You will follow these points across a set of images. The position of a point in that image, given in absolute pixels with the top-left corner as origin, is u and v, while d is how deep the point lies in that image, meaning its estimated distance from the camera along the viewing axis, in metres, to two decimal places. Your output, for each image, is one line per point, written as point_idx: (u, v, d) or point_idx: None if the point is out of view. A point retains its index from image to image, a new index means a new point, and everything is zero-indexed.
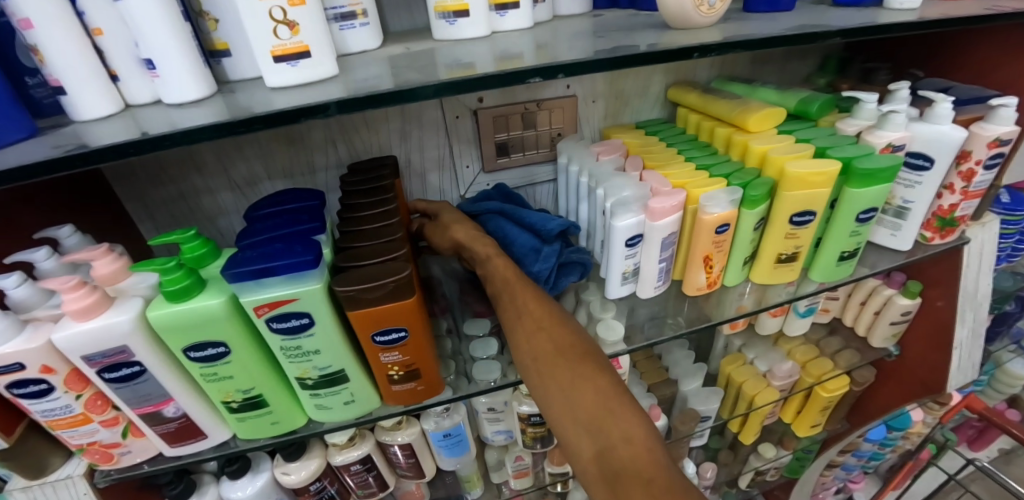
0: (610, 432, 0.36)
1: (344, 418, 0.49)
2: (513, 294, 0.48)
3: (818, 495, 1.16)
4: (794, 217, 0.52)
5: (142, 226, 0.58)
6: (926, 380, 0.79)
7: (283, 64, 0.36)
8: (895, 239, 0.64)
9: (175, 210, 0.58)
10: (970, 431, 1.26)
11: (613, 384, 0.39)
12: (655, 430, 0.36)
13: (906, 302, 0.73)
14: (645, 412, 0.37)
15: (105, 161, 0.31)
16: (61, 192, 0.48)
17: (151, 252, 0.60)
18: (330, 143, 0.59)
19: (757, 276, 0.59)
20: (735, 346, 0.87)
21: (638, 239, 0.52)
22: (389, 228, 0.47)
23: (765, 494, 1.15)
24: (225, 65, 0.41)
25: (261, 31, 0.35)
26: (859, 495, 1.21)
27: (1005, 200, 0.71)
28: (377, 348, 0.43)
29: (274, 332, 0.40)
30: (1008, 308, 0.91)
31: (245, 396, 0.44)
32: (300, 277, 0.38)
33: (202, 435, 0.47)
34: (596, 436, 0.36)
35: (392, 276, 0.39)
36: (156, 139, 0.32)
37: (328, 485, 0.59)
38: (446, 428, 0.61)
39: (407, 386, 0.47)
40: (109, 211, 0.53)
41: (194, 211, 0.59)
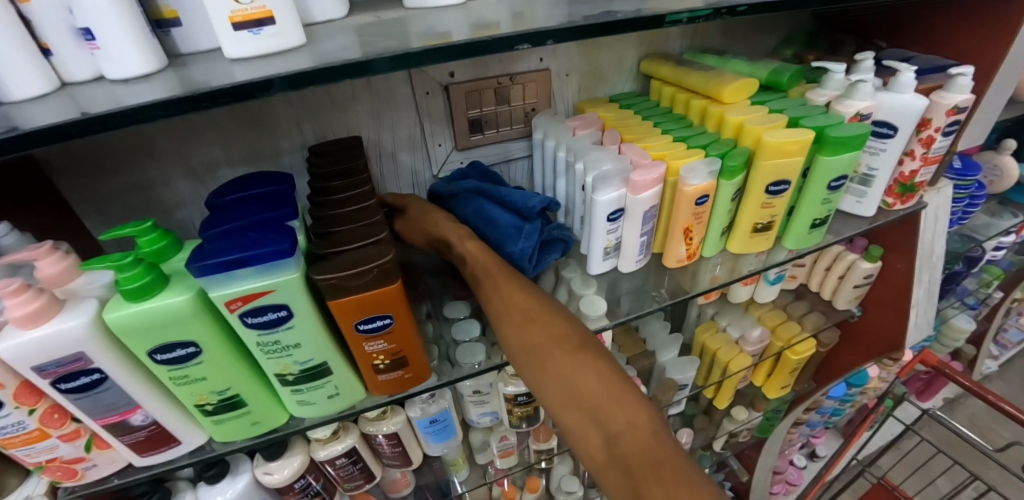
0: (615, 419, 0.37)
1: (329, 412, 0.47)
2: (501, 287, 0.46)
3: (785, 452, 1.22)
4: (769, 187, 0.52)
5: (89, 222, 0.53)
6: (888, 340, 0.84)
7: (244, 32, 0.33)
8: (860, 206, 0.67)
9: (126, 203, 0.54)
10: (917, 382, 1.34)
11: (611, 370, 0.40)
12: (656, 412, 0.37)
13: (868, 266, 0.76)
14: (645, 395, 0.38)
15: (43, 144, 0.28)
16: None
17: (102, 249, 0.55)
18: (294, 123, 0.55)
19: (734, 246, 0.60)
20: (708, 314, 0.89)
21: (619, 213, 0.51)
22: (366, 212, 0.44)
23: (737, 454, 1.20)
24: (174, 36, 0.37)
25: None
26: (820, 449, 1.28)
27: (957, 166, 0.75)
28: (361, 338, 0.41)
29: (248, 328, 0.38)
30: (957, 268, 0.97)
31: (220, 398, 0.42)
32: (274, 267, 0.36)
33: (176, 441, 0.44)
34: (601, 424, 0.37)
35: (375, 262, 0.37)
36: (100, 119, 0.28)
37: (313, 481, 0.58)
38: (433, 414, 0.60)
39: (394, 374, 0.45)
40: (49, 205, 0.48)
41: (147, 202, 0.55)
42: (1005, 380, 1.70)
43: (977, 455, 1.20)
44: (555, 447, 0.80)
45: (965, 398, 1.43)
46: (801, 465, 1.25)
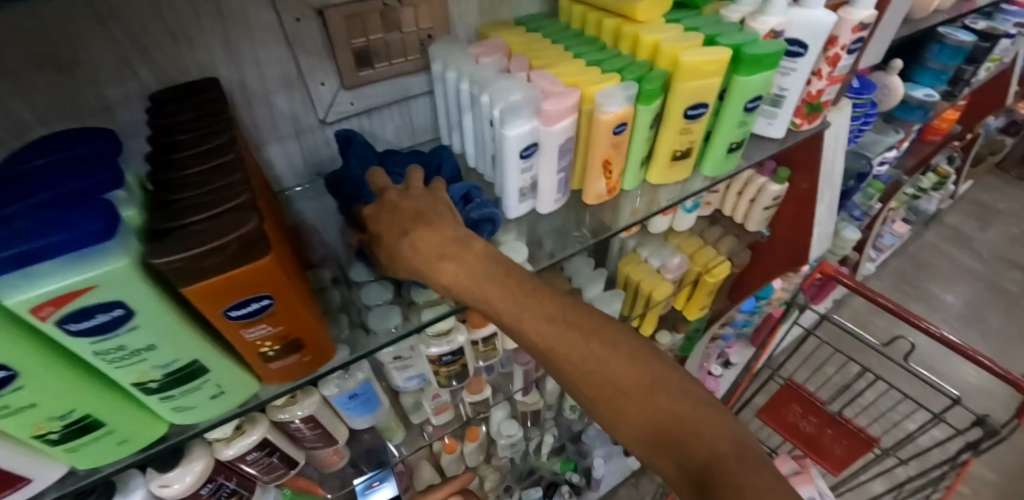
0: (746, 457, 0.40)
1: (219, 411, 0.40)
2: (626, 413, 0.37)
3: (704, 364, 1.32)
4: (688, 110, 0.49)
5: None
6: (792, 254, 0.88)
7: None
8: (770, 128, 0.66)
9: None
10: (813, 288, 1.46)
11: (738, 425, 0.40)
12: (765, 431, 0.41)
13: (776, 188, 0.78)
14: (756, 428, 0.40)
15: None
16: None
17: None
18: (121, 63, 0.42)
19: (654, 176, 0.57)
20: (630, 247, 0.84)
21: (533, 149, 0.46)
22: (221, 170, 0.35)
23: None
24: None
25: None
26: (734, 357, 1.41)
27: (855, 85, 0.78)
28: (236, 325, 0.33)
29: (75, 337, 0.29)
30: (850, 184, 1.05)
31: (65, 423, 0.33)
32: (89, 254, 0.27)
33: (24, 480, 0.35)
34: None
35: (232, 233, 0.29)
36: None
37: (225, 481, 0.52)
38: (351, 389, 0.55)
39: (288, 360, 0.39)
40: None
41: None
42: (878, 279, 1.97)
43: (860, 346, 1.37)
44: (489, 396, 0.79)
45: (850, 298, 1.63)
46: (718, 374, 1.37)
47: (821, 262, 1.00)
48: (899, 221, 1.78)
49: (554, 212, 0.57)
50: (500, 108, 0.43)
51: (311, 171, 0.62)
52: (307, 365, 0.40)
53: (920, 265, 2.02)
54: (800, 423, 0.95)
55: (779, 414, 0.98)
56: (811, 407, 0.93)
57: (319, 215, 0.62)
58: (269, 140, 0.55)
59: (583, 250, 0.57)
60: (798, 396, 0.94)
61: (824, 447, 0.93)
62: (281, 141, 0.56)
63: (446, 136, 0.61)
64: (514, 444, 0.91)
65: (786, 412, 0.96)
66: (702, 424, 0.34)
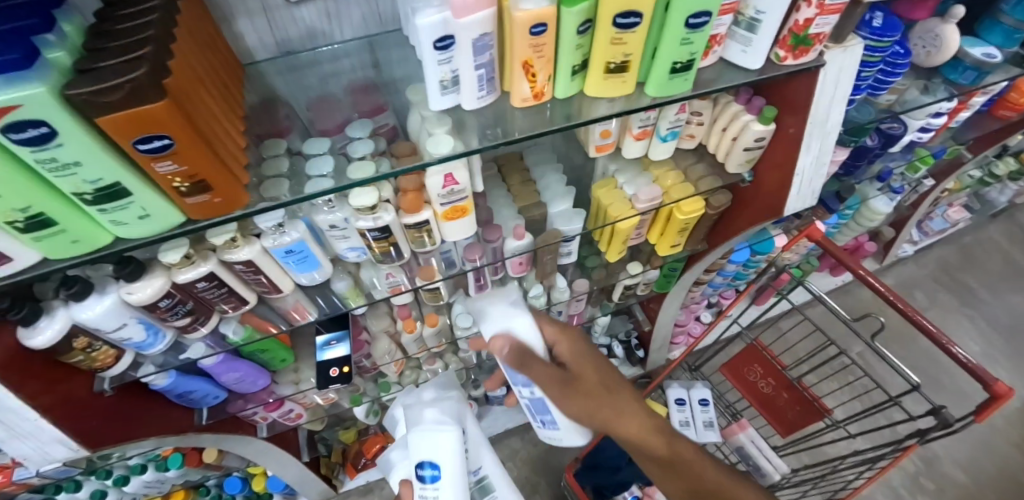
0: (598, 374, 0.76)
1: (151, 233, 0.48)
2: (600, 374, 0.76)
3: (689, 306, 1.34)
4: (619, 17, 0.47)
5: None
6: (771, 205, 0.86)
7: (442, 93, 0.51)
8: (746, 56, 0.62)
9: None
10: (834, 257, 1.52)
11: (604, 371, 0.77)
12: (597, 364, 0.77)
13: (759, 128, 0.74)
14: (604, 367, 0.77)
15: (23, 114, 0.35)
16: None
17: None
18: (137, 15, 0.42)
19: (591, 89, 0.55)
20: (610, 172, 0.88)
21: (449, 41, 0.46)
22: (142, 27, 0.41)
23: (642, 306, 1.32)
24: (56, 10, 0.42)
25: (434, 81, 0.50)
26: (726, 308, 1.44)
27: (877, 24, 0.69)
28: (146, 158, 0.40)
29: (18, 144, 0.37)
30: (870, 143, 0.97)
31: (97, 188, 0.42)
32: (18, 79, 0.35)
33: (8, 258, 0.47)
34: (598, 378, 0.75)
35: (125, 76, 0.35)
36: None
37: (181, 302, 0.62)
38: (286, 244, 0.60)
39: (201, 198, 0.46)
40: None
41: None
42: (917, 263, 1.81)
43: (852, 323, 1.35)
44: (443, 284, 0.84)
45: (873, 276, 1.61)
46: (703, 321, 1.42)
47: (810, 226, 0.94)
48: (955, 206, 1.66)
49: (484, 110, 0.56)
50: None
51: (281, 49, 0.66)
52: (217, 205, 0.46)
53: (969, 257, 1.83)
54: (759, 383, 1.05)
55: (742, 373, 1.09)
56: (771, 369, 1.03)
57: (288, 87, 0.67)
58: (237, 15, 0.59)
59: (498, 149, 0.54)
60: (761, 358, 1.05)
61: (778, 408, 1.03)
62: (249, 16, 0.60)
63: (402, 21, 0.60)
64: (471, 337, 1.02)
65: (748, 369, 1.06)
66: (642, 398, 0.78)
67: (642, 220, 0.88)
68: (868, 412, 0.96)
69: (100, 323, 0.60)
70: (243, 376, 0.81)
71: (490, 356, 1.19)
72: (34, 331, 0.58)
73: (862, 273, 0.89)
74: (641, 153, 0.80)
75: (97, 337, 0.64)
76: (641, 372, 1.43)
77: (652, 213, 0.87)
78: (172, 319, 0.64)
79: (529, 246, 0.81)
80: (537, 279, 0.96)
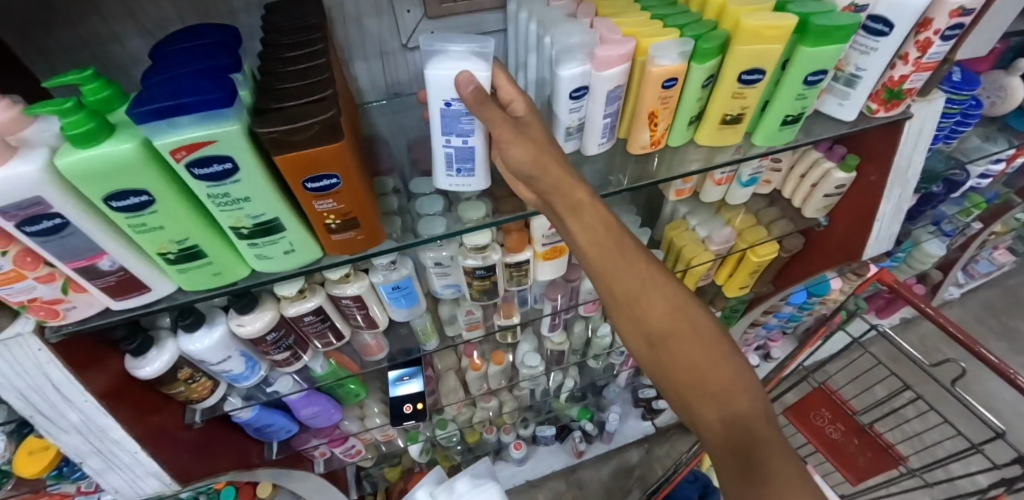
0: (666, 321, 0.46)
1: (288, 267, 0.50)
2: (656, 306, 0.46)
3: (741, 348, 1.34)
4: (743, 75, 0.51)
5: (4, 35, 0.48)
6: (846, 249, 0.87)
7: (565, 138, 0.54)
8: (841, 108, 0.65)
9: (61, 38, 0.50)
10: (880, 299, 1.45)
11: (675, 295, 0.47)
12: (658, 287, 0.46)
13: (841, 175, 0.76)
14: (669, 284, 0.47)
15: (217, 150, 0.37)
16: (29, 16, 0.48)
17: (20, 60, 0.50)
18: (306, 57, 0.44)
19: (702, 137, 0.59)
20: (680, 214, 0.89)
21: (583, 91, 0.50)
22: (315, 69, 0.43)
23: None
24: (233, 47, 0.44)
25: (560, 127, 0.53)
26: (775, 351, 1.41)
27: (956, 79, 0.71)
28: (311, 196, 0.42)
29: (197, 180, 0.39)
30: (935, 190, 0.99)
31: (255, 222, 0.43)
32: (215, 117, 0.36)
33: (144, 288, 0.48)
34: (648, 325, 0.46)
35: (317, 118, 0.37)
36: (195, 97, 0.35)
37: (284, 336, 0.64)
38: (394, 281, 0.62)
39: (346, 235, 0.47)
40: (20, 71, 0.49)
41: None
42: (962, 306, 1.78)
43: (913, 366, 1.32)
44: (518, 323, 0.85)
45: (921, 319, 1.59)
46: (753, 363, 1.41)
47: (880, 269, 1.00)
48: (1001, 249, 1.65)
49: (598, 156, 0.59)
50: (429, 47, 0.45)
51: (389, 91, 0.69)
52: (360, 241, 0.48)
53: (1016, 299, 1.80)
54: (827, 430, 1.05)
55: (806, 419, 1.07)
56: (840, 414, 1.04)
57: (391, 127, 0.69)
58: (355, 58, 0.63)
59: (621, 193, 0.59)
60: (829, 402, 1.05)
61: (849, 457, 1.01)
62: (366, 60, 0.64)
63: (513, 70, 0.64)
64: (534, 376, 1.02)
65: (815, 414, 1.06)
66: (741, 381, 0.45)
67: (714, 262, 0.90)
68: (948, 461, 0.93)
69: (208, 354, 0.61)
70: (320, 410, 0.83)
71: (543, 395, 1.18)
72: (143, 361, 0.59)
73: (930, 312, 0.92)
74: (719, 197, 0.82)
75: (198, 368, 0.65)
76: None
77: (725, 256, 0.89)
78: (273, 353, 0.65)
79: None
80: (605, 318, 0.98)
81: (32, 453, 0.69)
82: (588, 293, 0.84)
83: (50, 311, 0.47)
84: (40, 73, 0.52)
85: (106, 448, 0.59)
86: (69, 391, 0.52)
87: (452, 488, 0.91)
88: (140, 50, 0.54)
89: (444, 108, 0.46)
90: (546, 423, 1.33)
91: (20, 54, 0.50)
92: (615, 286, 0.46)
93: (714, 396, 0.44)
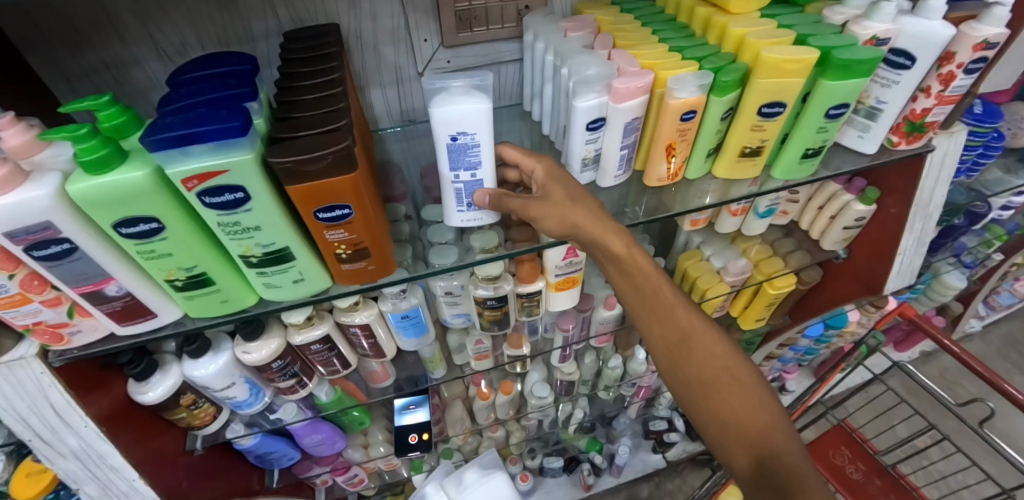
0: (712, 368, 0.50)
1: (296, 296, 0.49)
2: (702, 348, 0.50)
3: None
4: (763, 108, 0.50)
5: (29, 58, 0.49)
6: (867, 283, 0.85)
7: (581, 169, 0.53)
8: (862, 141, 0.63)
9: (84, 62, 0.50)
10: (898, 333, 1.38)
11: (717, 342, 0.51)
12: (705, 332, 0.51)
13: (861, 207, 0.74)
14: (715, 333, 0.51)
15: (230, 181, 0.36)
16: (54, 39, 0.48)
17: (42, 83, 0.50)
18: (323, 87, 0.44)
19: (720, 169, 0.58)
20: (694, 243, 0.88)
21: (600, 123, 0.49)
22: (331, 98, 0.42)
23: None
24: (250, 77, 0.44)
25: (575, 157, 0.52)
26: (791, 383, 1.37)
27: (978, 111, 0.70)
28: (322, 226, 0.41)
29: (208, 208, 0.38)
30: (956, 222, 0.96)
31: (265, 251, 0.42)
32: (228, 146, 0.35)
33: (151, 314, 0.47)
34: (690, 367, 0.50)
35: (330, 148, 0.36)
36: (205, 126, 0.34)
37: (290, 363, 0.62)
38: (404, 310, 0.61)
39: (356, 265, 0.46)
40: (39, 95, 0.49)
41: (95, 20, 0.48)
42: (984, 339, 1.73)
43: (937, 403, 1.27)
44: (528, 354, 0.83)
45: (941, 353, 1.54)
46: None
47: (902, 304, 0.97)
48: None
49: (614, 187, 0.58)
50: (430, 84, 0.45)
51: (404, 118, 0.69)
52: (371, 272, 0.47)
53: None
54: (847, 470, 1.00)
55: (825, 457, 1.03)
56: (861, 454, 1.00)
57: (405, 155, 0.69)
58: (372, 86, 0.63)
59: (637, 225, 0.58)
60: (848, 440, 1.02)
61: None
62: (383, 87, 0.64)
63: (529, 101, 0.65)
64: (543, 407, 0.99)
65: (834, 453, 1.02)
66: (777, 427, 0.48)
67: (729, 294, 0.88)
68: None
69: (211, 381, 0.59)
70: (324, 438, 0.81)
71: (551, 425, 1.15)
72: (146, 386, 0.58)
73: (952, 346, 0.88)
74: (735, 227, 0.81)
75: (201, 394, 0.64)
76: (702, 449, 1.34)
77: (741, 288, 0.87)
78: (278, 381, 0.63)
79: (620, 315, 0.81)
80: (617, 348, 0.97)
81: (29, 476, 0.67)
82: (601, 324, 0.82)
83: (53, 335, 0.46)
84: (61, 96, 0.52)
85: (103, 474, 0.57)
86: (68, 416, 0.50)
87: (460, 480, 0.97)
88: (160, 74, 0.54)
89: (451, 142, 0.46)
90: (554, 455, 1.29)
91: (41, 76, 0.50)
92: (659, 333, 0.51)
93: (754, 441, 0.48)
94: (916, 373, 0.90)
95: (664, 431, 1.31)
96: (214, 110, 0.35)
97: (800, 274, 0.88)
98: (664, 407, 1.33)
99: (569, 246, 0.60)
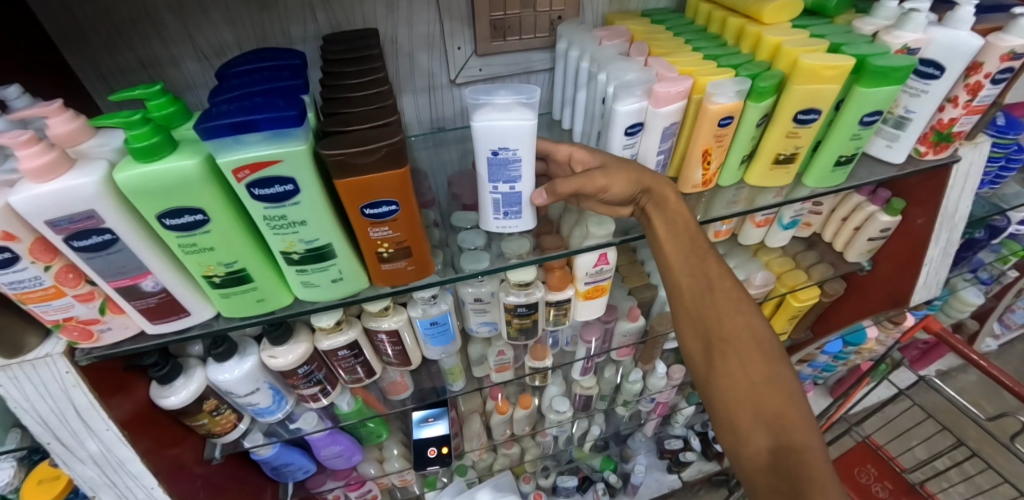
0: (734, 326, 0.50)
1: (332, 297, 0.48)
2: (725, 306, 0.51)
3: None
4: (798, 114, 0.50)
5: (66, 56, 0.49)
6: (892, 294, 0.84)
7: None
8: (890, 151, 0.64)
9: (122, 61, 0.51)
10: (916, 352, 1.36)
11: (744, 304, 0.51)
12: (736, 291, 0.51)
13: (886, 218, 0.74)
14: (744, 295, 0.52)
15: (281, 170, 0.36)
16: (93, 37, 0.49)
17: (79, 80, 0.51)
18: (372, 85, 0.44)
19: (753, 177, 0.58)
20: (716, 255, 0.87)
21: (638, 127, 0.50)
22: (379, 96, 0.43)
23: None
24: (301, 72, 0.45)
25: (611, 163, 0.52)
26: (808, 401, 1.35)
27: (1000, 123, 0.71)
28: (367, 222, 0.41)
29: (256, 200, 0.38)
30: (976, 235, 0.96)
31: (307, 248, 0.42)
32: (282, 136, 0.35)
33: (184, 312, 0.47)
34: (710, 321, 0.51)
35: (384, 141, 0.37)
36: (261, 114, 0.34)
37: (316, 369, 0.61)
38: (433, 316, 0.60)
39: (397, 264, 0.46)
40: (75, 91, 0.49)
41: (136, 19, 0.49)
42: (999, 359, 1.71)
43: (963, 420, 1.23)
44: (549, 366, 0.82)
45: (960, 372, 1.52)
46: None
47: (925, 318, 0.97)
48: None
49: None
50: (474, 99, 0.45)
51: (433, 125, 0.70)
52: (410, 273, 0.46)
53: None
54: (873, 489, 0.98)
55: (850, 475, 1.00)
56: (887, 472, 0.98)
57: (432, 161, 0.69)
58: (404, 92, 0.64)
59: None
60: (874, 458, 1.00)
61: None
62: (414, 93, 0.64)
63: (559, 109, 0.65)
64: (561, 422, 0.97)
65: (859, 471, 1.00)
66: (794, 401, 0.47)
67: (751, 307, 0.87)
68: None
69: (235, 386, 0.58)
70: (342, 451, 0.79)
71: (566, 442, 1.12)
72: (169, 390, 0.57)
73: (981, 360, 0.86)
74: (758, 239, 0.80)
75: (223, 400, 0.63)
76: (719, 469, 1.30)
77: (763, 300, 0.86)
78: (302, 387, 0.62)
79: (643, 327, 0.80)
80: (638, 362, 0.95)
81: (40, 482, 0.65)
82: (623, 336, 0.81)
83: (82, 332, 0.45)
84: (97, 95, 0.53)
85: (120, 481, 0.55)
86: (91, 418, 0.49)
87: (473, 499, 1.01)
88: (197, 75, 0.55)
89: (492, 156, 0.46)
90: (567, 475, 1.25)
91: (80, 74, 0.51)
92: (687, 285, 0.52)
93: (761, 404, 0.46)
94: (943, 389, 0.88)
95: (679, 450, 1.28)
96: (271, 100, 0.36)
97: (823, 287, 0.87)
98: (679, 426, 1.30)
99: (601, 252, 0.60)
